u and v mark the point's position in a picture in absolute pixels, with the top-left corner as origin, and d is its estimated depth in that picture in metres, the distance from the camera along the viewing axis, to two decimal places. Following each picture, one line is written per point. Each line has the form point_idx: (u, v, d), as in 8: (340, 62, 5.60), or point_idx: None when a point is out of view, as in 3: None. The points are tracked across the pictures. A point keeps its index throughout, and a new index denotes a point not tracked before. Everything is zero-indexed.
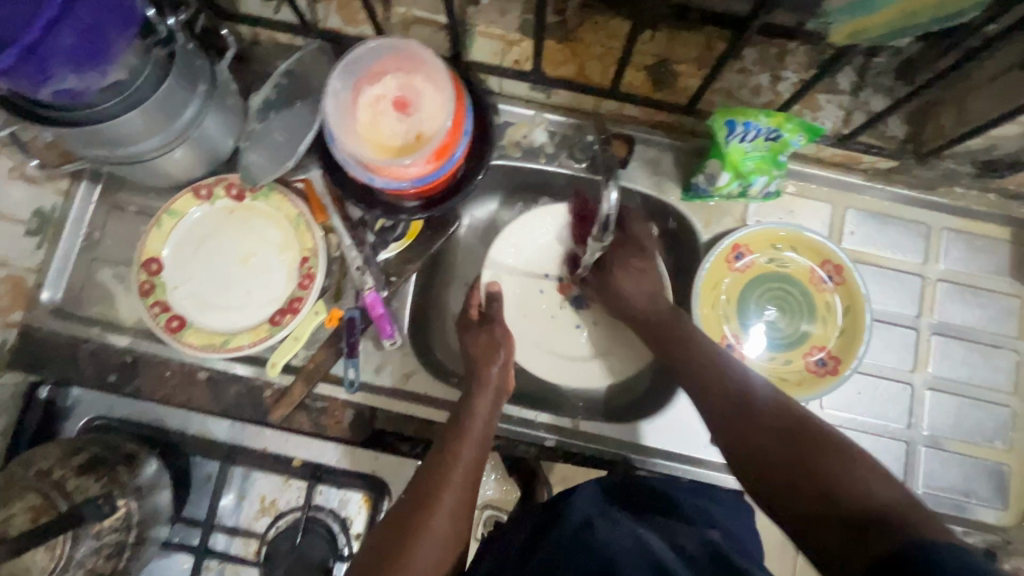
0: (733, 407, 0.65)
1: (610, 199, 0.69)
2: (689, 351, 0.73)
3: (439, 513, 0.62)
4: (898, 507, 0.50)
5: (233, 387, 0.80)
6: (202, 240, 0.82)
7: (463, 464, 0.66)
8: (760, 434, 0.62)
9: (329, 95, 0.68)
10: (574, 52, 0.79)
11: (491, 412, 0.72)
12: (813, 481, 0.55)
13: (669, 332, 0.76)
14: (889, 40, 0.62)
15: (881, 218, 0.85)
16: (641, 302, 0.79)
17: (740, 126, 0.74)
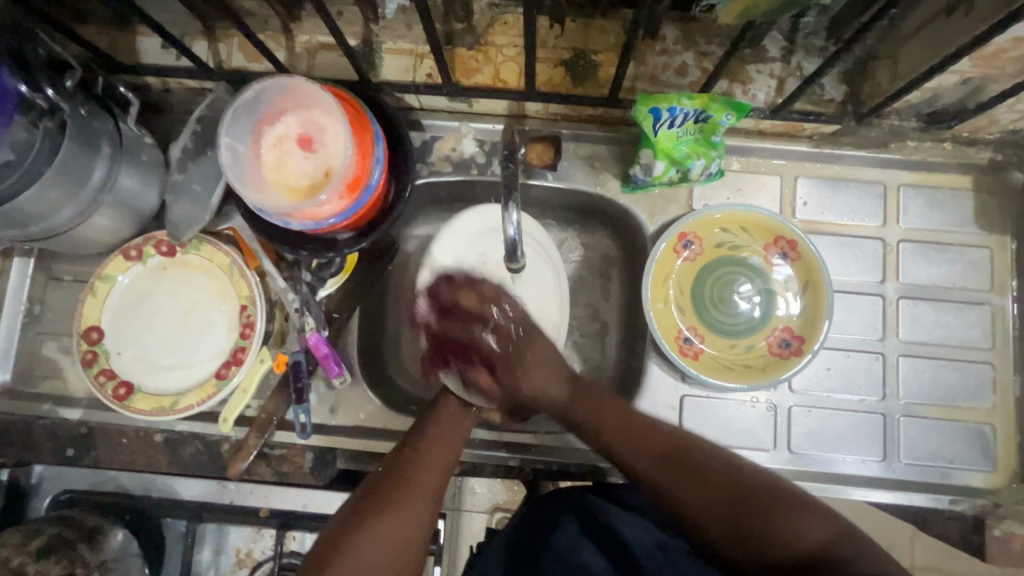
0: (661, 464, 0.64)
1: (510, 220, 0.69)
2: (600, 417, 0.70)
3: (385, 516, 0.62)
4: (837, 547, 0.54)
5: (191, 445, 0.78)
6: (139, 300, 0.81)
7: (416, 492, 0.65)
8: (688, 493, 0.61)
9: (227, 148, 0.65)
10: (487, 57, 0.77)
11: (438, 436, 0.71)
12: (740, 531, 0.58)
13: (587, 401, 0.71)
14: (782, 12, 0.60)
15: (833, 183, 0.81)
16: (552, 394, 0.73)
17: (665, 113, 0.71)
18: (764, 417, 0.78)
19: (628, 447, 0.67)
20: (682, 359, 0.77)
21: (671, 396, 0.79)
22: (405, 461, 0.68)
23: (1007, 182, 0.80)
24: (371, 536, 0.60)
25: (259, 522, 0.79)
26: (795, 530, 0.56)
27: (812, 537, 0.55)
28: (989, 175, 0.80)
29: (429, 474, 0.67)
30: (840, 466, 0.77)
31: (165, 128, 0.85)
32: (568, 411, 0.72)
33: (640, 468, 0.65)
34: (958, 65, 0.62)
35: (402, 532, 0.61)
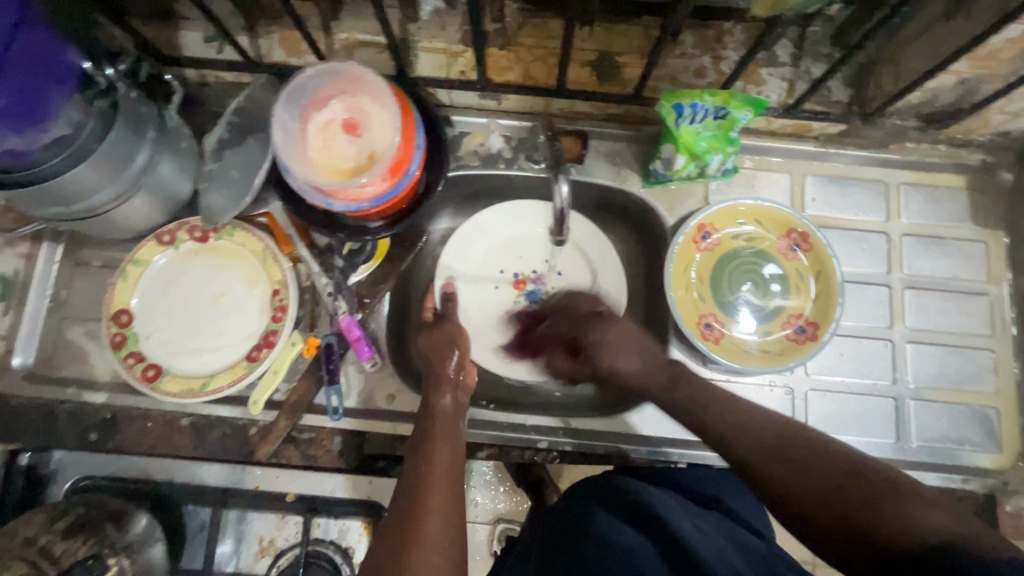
0: (770, 459, 0.57)
1: (561, 191, 0.69)
2: (699, 404, 0.66)
3: (428, 517, 0.56)
4: (967, 539, 0.43)
5: (219, 430, 0.78)
6: (170, 284, 0.82)
7: (439, 507, 0.57)
8: (792, 475, 0.55)
9: (277, 126, 0.68)
10: (518, 57, 0.81)
11: (451, 457, 0.63)
12: (857, 509, 0.50)
13: (682, 387, 0.69)
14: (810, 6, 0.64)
15: (840, 182, 0.87)
16: (624, 366, 0.75)
17: (687, 108, 0.75)
18: (782, 401, 0.81)
19: (783, 474, 0.55)
20: (703, 342, 0.81)
21: None
22: (414, 479, 0.60)
23: (997, 182, 0.86)
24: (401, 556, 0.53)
25: (285, 508, 0.78)
26: (915, 518, 0.47)
27: (940, 528, 0.45)
28: (981, 176, 0.86)
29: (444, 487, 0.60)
30: (856, 448, 0.80)
31: (200, 120, 0.87)
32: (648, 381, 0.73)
33: (743, 458, 0.59)
34: (957, 66, 0.66)
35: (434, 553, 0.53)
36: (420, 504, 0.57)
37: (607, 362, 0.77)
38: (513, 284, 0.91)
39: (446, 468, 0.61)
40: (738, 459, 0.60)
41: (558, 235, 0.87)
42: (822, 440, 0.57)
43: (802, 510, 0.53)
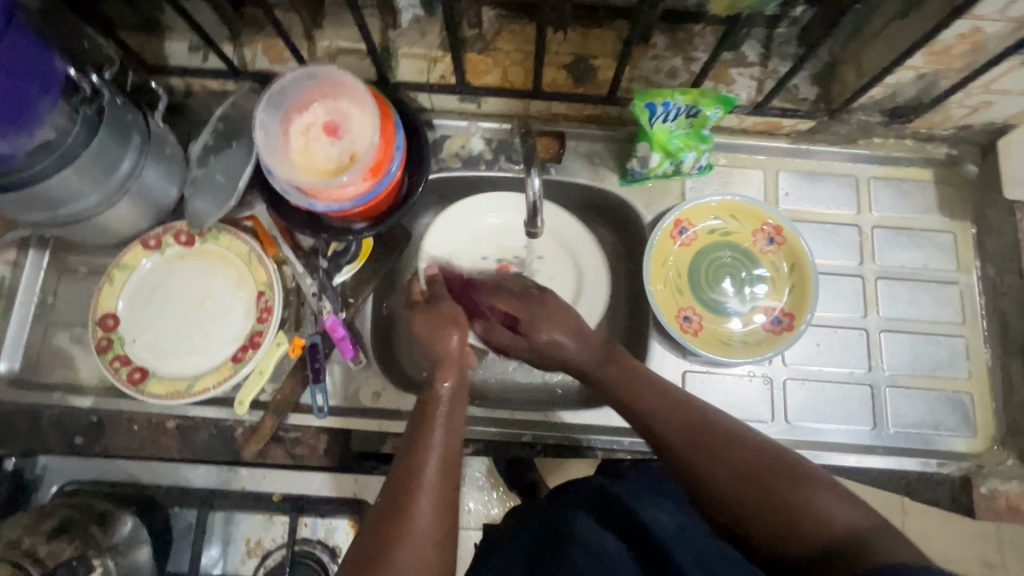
0: (686, 445, 0.58)
1: (533, 185, 0.70)
2: (627, 383, 0.65)
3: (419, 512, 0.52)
4: (867, 534, 0.48)
5: (204, 431, 0.79)
6: (156, 288, 0.83)
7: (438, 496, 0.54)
8: (709, 463, 0.56)
9: (260, 129, 0.70)
10: (495, 61, 0.84)
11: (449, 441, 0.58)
12: (764, 500, 0.52)
13: (611, 364, 0.68)
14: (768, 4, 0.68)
15: (812, 177, 0.89)
16: (572, 348, 0.69)
17: (659, 107, 0.78)
18: (761, 391, 0.82)
19: (701, 463, 0.56)
20: (682, 335, 0.82)
21: (674, 372, 0.84)
22: (406, 465, 0.56)
23: (963, 174, 0.88)
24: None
25: (271, 508, 0.79)
26: (827, 513, 0.50)
27: (845, 521, 0.49)
28: (947, 169, 0.89)
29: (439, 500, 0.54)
30: (834, 435, 0.81)
31: (186, 127, 0.89)
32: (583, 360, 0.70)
33: (665, 440, 0.60)
34: (913, 60, 0.69)
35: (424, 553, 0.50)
36: (407, 525, 0.51)
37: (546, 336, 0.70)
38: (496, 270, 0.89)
39: (440, 473, 0.55)
40: (660, 442, 0.60)
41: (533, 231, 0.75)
42: (731, 432, 0.57)
43: (715, 497, 0.55)
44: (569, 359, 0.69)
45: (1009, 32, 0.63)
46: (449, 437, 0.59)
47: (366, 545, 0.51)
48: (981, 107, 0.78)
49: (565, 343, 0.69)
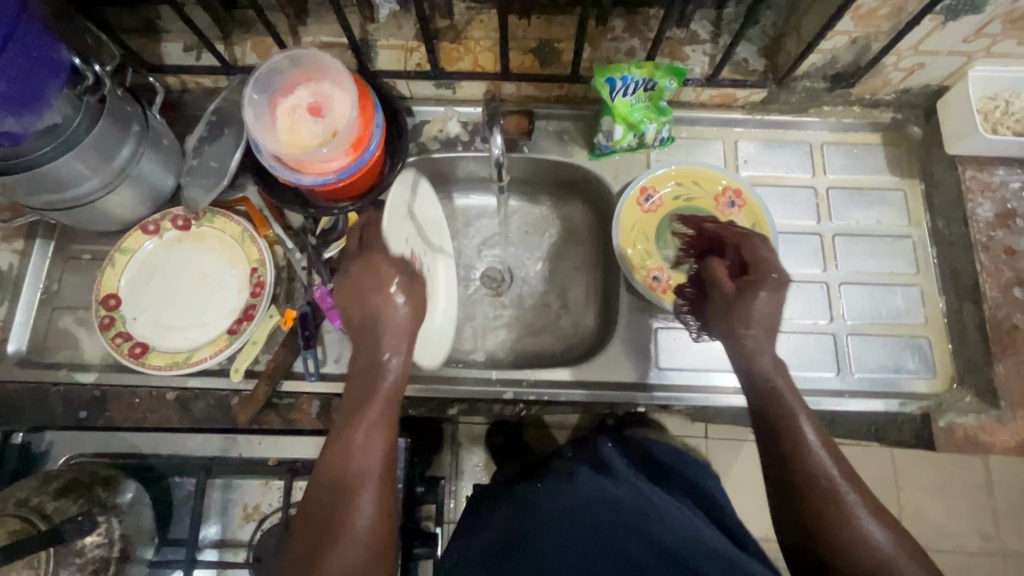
0: (813, 497, 0.63)
1: (496, 145, 0.74)
2: (775, 426, 0.67)
3: (358, 509, 0.63)
4: None
5: (203, 401, 0.83)
6: (155, 270, 0.88)
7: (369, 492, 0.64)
8: (824, 527, 0.61)
9: (250, 108, 0.77)
10: (467, 48, 0.91)
11: (380, 439, 0.68)
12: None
13: (772, 403, 0.68)
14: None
15: (767, 145, 0.95)
16: (754, 345, 0.71)
17: (619, 82, 0.84)
18: None
19: (829, 533, 0.60)
20: (652, 293, 0.87)
21: (646, 329, 0.89)
22: (339, 460, 0.66)
23: (908, 136, 0.95)
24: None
25: (267, 472, 0.81)
26: None
27: None
28: (893, 132, 0.95)
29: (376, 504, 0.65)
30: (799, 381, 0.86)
31: (182, 122, 0.96)
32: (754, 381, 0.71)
33: (789, 491, 0.64)
34: (843, 24, 0.76)
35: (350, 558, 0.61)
36: (349, 528, 0.62)
37: (739, 325, 0.72)
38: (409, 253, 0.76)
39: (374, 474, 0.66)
40: (780, 492, 0.65)
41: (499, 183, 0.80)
42: (841, 508, 0.61)
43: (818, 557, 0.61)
44: (744, 363, 0.71)
45: None
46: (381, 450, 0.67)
47: (303, 543, 0.62)
48: (914, 69, 0.85)
49: (756, 352, 0.71)
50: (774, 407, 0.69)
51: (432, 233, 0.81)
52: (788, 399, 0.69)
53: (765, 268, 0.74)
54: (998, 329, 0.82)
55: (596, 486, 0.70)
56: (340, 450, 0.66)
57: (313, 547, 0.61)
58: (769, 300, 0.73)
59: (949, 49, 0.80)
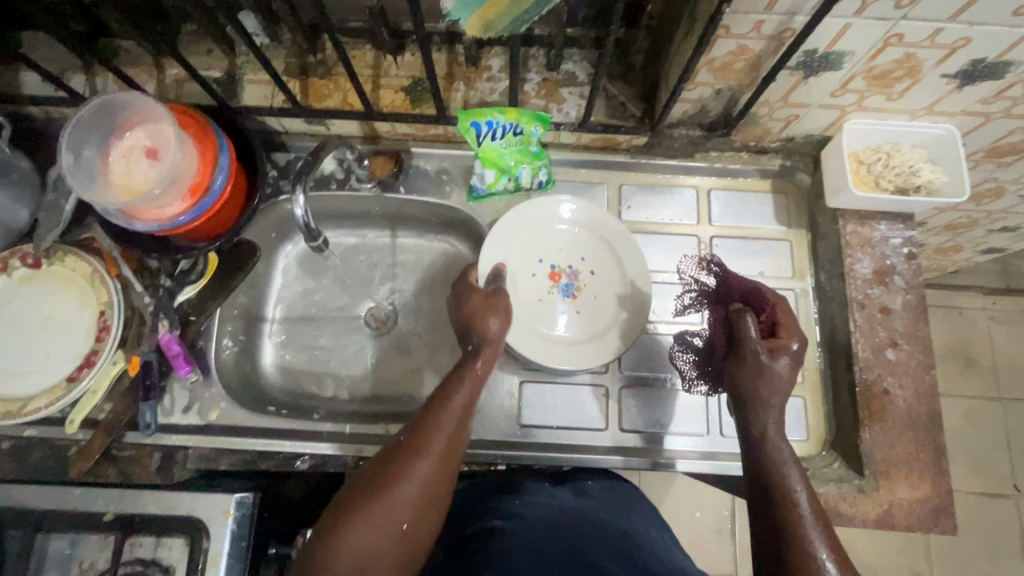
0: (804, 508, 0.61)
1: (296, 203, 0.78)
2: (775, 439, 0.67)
3: (410, 479, 0.63)
4: None
5: (38, 451, 0.80)
6: (2, 310, 0.84)
7: (422, 469, 0.65)
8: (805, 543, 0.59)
9: (85, 151, 0.74)
10: (337, 85, 0.87)
11: (456, 428, 0.69)
12: None
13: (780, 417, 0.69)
14: (516, 31, 0.68)
15: (653, 190, 0.92)
16: (774, 397, 0.68)
17: (484, 126, 0.81)
18: (597, 401, 0.84)
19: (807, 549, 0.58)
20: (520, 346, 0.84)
21: (513, 382, 0.85)
22: (418, 434, 0.67)
23: (797, 183, 0.92)
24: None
25: (100, 527, 0.77)
26: None
27: None
28: (783, 179, 0.92)
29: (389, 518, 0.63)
30: (666, 442, 0.82)
31: (45, 154, 0.92)
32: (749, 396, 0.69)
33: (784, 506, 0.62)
34: (702, 77, 0.73)
35: (364, 537, 0.60)
36: (374, 504, 0.62)
37: (749, 374, 0.69)
38: (548, 276, 0.87)
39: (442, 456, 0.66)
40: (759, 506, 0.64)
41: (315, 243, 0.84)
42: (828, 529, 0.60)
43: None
44: (758, 431, 0.68)
45: (772, 50, 0.67)
46: (455, 433, 0.68)
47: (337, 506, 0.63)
48: (791, 120, 0.82)
49: (770, 423, 0.67)
50: (766, 479, 0.64)
51: (517, 234, 0.87)
52: (791, 473, 0.64)
53: (788, 335, 0.71)
54: (868, 393, 0.78)
55: (554, 504, 0.72)
56: (431, 430, 0.67)
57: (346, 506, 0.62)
58: (790, 369, 0.69)
59: (819, 102, 0.77)
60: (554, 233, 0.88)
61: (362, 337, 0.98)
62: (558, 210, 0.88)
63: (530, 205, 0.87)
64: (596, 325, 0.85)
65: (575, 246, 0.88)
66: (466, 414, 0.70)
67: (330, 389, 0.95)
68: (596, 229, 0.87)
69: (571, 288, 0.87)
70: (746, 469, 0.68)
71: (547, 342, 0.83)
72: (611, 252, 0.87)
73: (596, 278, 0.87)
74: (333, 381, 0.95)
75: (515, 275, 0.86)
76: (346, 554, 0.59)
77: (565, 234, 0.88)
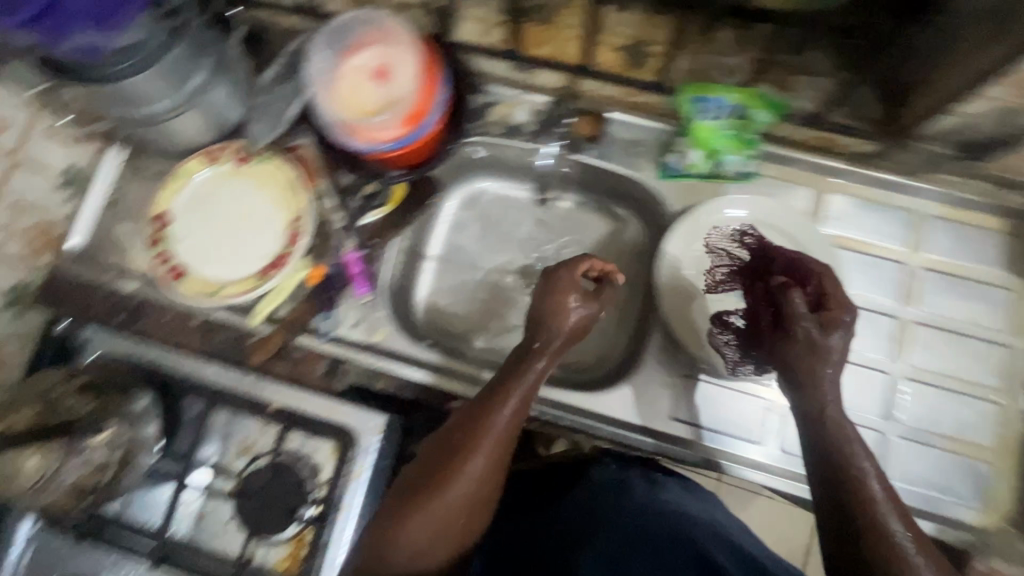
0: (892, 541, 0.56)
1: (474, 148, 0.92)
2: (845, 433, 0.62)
3: (475, 456, 0.66)
4: None
5: (222, 334, 0.86)
6: (207, 197, 0.90)
7: (488, 449, 0.66)
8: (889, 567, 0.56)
9: (316, 61, 0.75)
10: (553, 33, 0.83)
11: (510, 419, 0.68)
12: None
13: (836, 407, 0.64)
14: None
15: (865, 205, 0.84)
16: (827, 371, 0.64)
17: (708, 103, 0.76)
18: (757, 412, 0.80)
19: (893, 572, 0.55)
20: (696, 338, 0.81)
21: (673, 374, 0.82)
22: (473, 417, 0.68)
23: None
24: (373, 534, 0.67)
25: (266, 416, 0.84)
26: None
27: None
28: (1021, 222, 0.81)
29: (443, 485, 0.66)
30: None
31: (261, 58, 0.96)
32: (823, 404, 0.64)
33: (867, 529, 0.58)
34: (992, 92, 0.63)
35: (443, 510, 0.65)
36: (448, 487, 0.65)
37: (796, 351, 0.66)
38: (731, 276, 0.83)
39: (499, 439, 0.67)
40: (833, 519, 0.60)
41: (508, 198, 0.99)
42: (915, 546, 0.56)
43: None
44: (815, 411, 0.64)
45: None
46: (513, 417, 0.68)
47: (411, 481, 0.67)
48: None
49: (829, 405, 0.63)
50: (840, 499, 0.60)
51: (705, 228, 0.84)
52: (857, 451, 0.61)
53: (823, 328, 0.66)
54: None
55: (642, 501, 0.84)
56: (479, 419, 0.68)
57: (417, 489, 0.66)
58: (846, 343, 0.66)
59: None
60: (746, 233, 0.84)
61: (509, 292, 0.95)
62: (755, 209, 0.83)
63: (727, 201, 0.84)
64: None
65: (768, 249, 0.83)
66: (523, 403, 0.69)
67: (479, 338, 0.93)
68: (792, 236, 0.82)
69: None
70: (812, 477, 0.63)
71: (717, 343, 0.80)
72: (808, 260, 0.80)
73: None
74: (475, 331, 0.94)
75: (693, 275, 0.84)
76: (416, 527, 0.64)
77: (759, 237, 0.83)
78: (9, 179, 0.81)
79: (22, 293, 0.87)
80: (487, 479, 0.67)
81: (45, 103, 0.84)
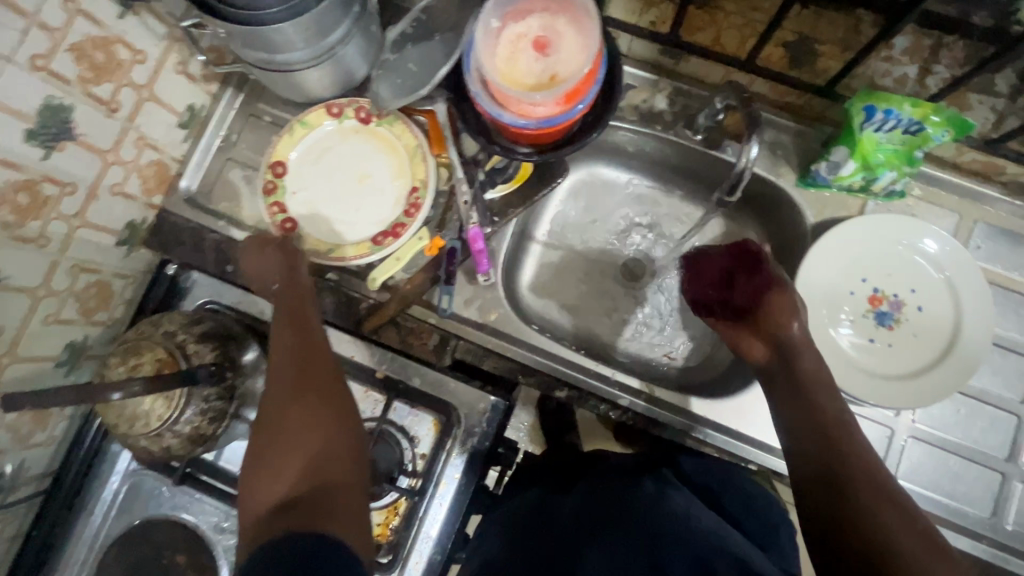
0: (864, 486, 0.57)
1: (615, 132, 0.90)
2: (812, 389, 0.67)
3: (312, 396, 0.66)
4: None
5: (333, 294, 0.85)
6: (326, 152, 0.88)
7: (292, 373, 0.67)
8: (876, 511, 0.55)
9: (480, 23, 0.71)
10: (713, 18, 0.77)
11: (317, 345, 0.70)
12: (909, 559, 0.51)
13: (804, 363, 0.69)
14: None
15: (1014, 237, 0.81)
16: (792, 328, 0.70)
17: (880, 114, 0.71)
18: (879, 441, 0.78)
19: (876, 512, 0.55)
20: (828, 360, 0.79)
21: None
22: (293, 346, 0.69)
23: None
24: (301, 460, 0.61)
25: (372, 383, 0.81)
26: None
27: None
28: None
29: (321, 403, 0.66)
30: (952, 513, 0.76)
31: (390, 11, 0.91)
32: (792, 357, 0.69)
33: (844, 476, 0.59)
34: None
35: (301, 440, 0.63)
36: (281, 412, 0.64)
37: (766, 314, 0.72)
38: (867, 299, 0.81)
39: (317, 369, 0.68)
40: (808, 467, 0.62)
41: (622, 176, 0.97)
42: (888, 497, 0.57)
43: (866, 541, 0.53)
44: (785, 358, 0.70)
45: None
46: (321, 351, 0.70)
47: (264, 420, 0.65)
48: None
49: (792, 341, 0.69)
50: (813, 441, 0.63)
51: (848, 245, 0.81)
52: (826, 401, 0.66)
53: (783, 317, 0.70)
54: None
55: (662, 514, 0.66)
56: (295, 342, 0.70)
57: (275, 417, 0.64)
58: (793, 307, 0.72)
59: None
60: (883, 254, 0.81)
61: (617, 284, 0.95)
62: (902, 230, 0.80)
63: (879, 220, 0.80)
64: (903, 364, 0.79)
65: (909, 274, 0.81)
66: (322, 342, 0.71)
67: (583, 332, 0.94)
68: (937, 265, 0.80)
69: (889, 318, 0.80)
70: (790, 432, 0.66)
71: (849, 365, 0.79)
72: (950, 293, 0.79)
73: (921, 316, 0.80)
74: (584, 320, 0.94)
75: (831, 299, 0.81)
76: (289, 453, 0.62)
77: (900, 259, 0.81)
78: (136, 115, 0.78)
79: (134, 232, 0.86)
80: (334, 415, 0.65)
81: (176, 38, 0.80)
